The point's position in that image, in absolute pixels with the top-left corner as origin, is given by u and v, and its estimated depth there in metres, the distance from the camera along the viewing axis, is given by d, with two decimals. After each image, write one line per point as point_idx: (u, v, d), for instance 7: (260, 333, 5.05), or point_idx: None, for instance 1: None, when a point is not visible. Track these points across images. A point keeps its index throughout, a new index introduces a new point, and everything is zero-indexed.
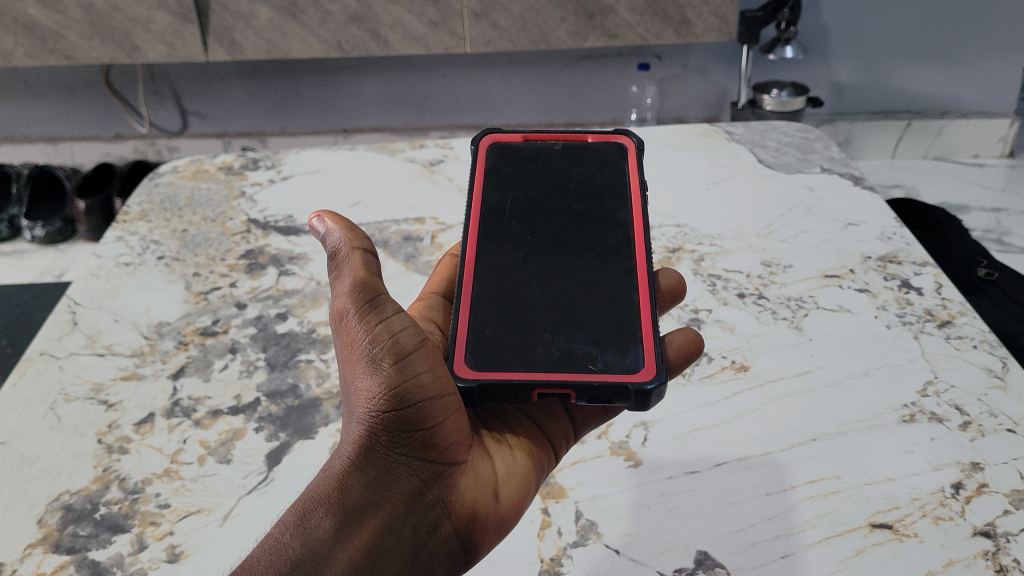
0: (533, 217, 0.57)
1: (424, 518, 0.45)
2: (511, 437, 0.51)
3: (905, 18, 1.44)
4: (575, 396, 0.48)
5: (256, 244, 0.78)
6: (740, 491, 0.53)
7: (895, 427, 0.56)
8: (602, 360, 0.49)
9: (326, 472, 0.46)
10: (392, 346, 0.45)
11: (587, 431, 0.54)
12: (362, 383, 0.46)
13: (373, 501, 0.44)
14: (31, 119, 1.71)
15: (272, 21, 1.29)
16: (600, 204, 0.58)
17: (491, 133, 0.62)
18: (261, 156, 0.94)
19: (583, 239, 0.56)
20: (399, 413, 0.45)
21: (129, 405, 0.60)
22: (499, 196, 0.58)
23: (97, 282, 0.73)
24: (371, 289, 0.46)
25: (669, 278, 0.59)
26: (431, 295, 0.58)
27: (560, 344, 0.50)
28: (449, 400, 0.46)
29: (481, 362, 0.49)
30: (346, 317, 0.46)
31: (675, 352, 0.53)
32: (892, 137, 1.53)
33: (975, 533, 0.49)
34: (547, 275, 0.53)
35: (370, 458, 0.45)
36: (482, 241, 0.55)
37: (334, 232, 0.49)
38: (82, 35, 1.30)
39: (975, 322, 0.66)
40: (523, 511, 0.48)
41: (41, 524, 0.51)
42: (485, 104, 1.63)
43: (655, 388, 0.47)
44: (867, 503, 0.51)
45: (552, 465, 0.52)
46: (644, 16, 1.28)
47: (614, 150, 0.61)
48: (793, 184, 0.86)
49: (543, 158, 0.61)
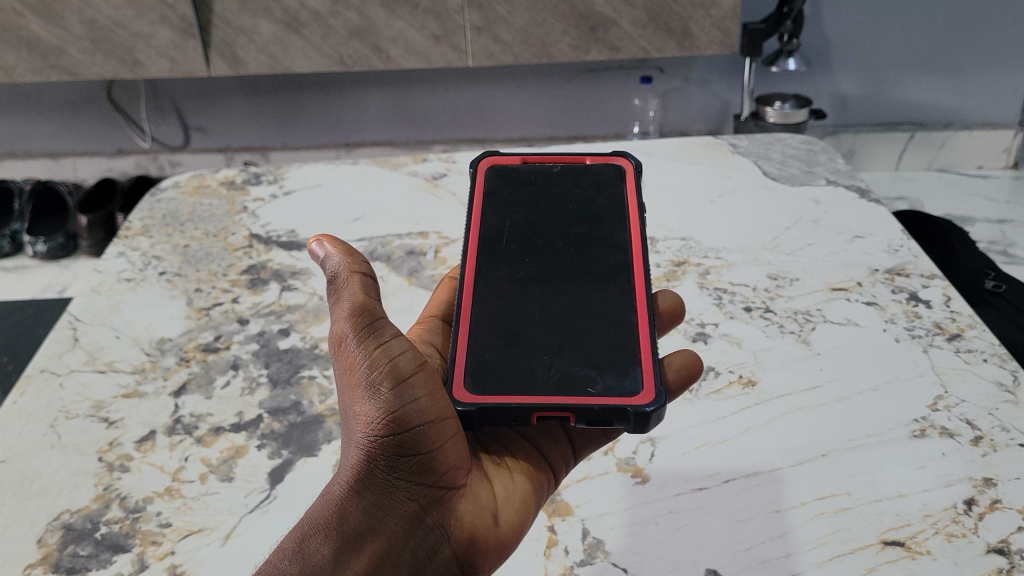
0: (532, 240, 0.56)
1: (423, 543, 0.44)
2: (511, 460, 0.50)
3: (906, 29, 1.45)
4: (575, 419, 0.47)
5: (258, 259, 0.78)
6: (750, 508, 0.52)
7: (906, 442, 0.55)
8: (602, 383, 0.48)
9: (324, 497, 0.45)
10: (390, 371, 0.45)
11: (588, 452, 0.53)
12: (361, 409, 0.45)
13: (372, 527, 0.43)
14: (34, 135, 1.72)
15: (275, 35, 1.30)
16: (599, 226, 0.57)
17: (490, 155, 0.62)
18: (263, 171, 0.94)
19: (582, 262, 0.55)
20: (397, 437, 0.44)
21: (130, 423, 0.59)
22: (498, 218, 0.58)
23: (98, 298, 0.73)
24: (371, 313, 0.46)
25: (668, 300, 0.58)
26: (430, 318, 0.57)
27: (559, 367, 0.49)
28: (447, 423, 0.45)
29: (479, 385, 0.48)
30: (345, 341, 0.46)
31: (674, 374, 0.52)
32: (896, 148, 1.52)
33: (989, 550, 0.48)
34: (546, 297, 0.53)
35: (369, 483, 0.44)
36: (481, 263, 0.55)
37: (334, 256, 0.48)
38: (85, 51, 1.30)
39: (985, 335, 0.65)
40: (523, 535, 0.47)
41: (41, 544, 0.51)
42: (486, 118, 1.63)
43: (654, 411, 0.46)
44: (878, 520, 0.50)
45: (552, 488, 0.51)
46: (647, 29, 1.29)
47: (613, 172, 0.61)
48: (799, 197, 0.85)
49: (542, 180, 0.60)
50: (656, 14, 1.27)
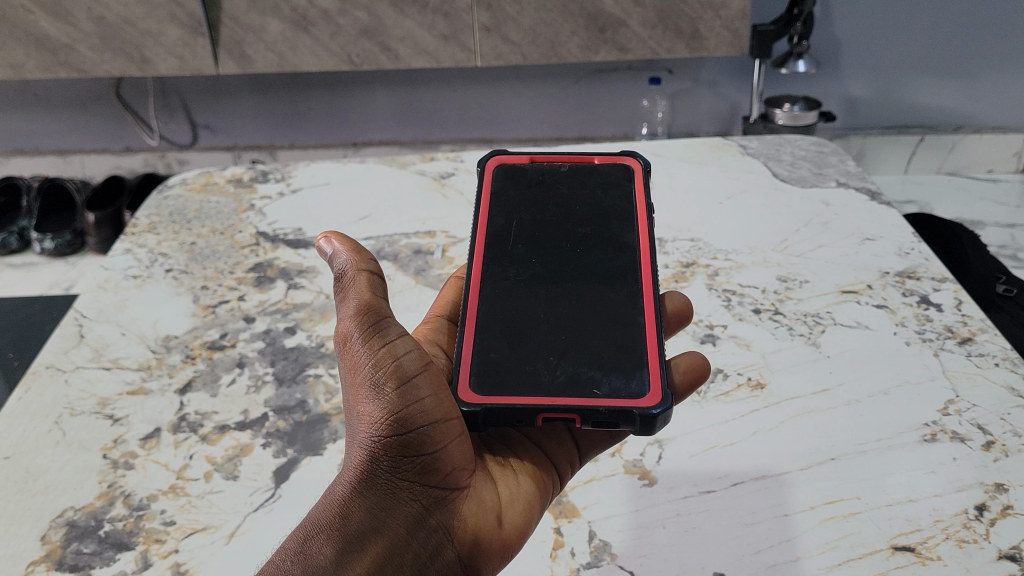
0: (539, 240, 0.56)
1: (426, 544, 0.44)
2: (515, 461, 0.50)
3: (916, 31, 1.44)
4: (580, 421, 0.46)
5: (265, 257, 0.78)
6: (758, 511, 0.51)
7: (917, 446, 0.55)
8: (608, 384, 0.47)
9: (327, 496, 0.44)
10: (395, 370, 0.44)
11: (593, 454, 0.53)
12: (365, 409, 0.45)
13: (374, 527, 0.43)
14: (43, 132, 1.73)
15: (283, 33, 1.30)
16: (606, 227, 0.57)
17: (497, 155, 0.61)
18: (270, 168, 0.94)
19: (589, 263, 0.55)
20: (401, 438, 0.44)
21: (135, 420, 0.59)
22: (504, 219, 0.57)
23: (105, 295, 0.73)
24: (376, 312, 0.45)
25: (675, 302, 0.58)
26: (435, 319, 0.57)
27: (565, 368, 0.48)
28: (452, 424, 0.45)
29: (485, 386, 0.47)
30: (350, 340, 0.45)
31: (681, 376, 0.51)
32: (905, 152, 1.51)
33: (1001, 556, 0.47)
34: (552, 298, 0.52)
35: (372, 483, 0.44)
36: (488, 263, 0.54)
37: (342, 254, 0.48)
38: (94, 48, 1.30)
39: (997, 339, 0.64)
40: (527, 537, 0.47)
41: (45, 541, 0.50)
42: (495, 118, 1.63)
43: (660, 413, 0.45)
44: (889, 525, 0.50)
45: (557, 490, 0.51)
46: (656, 30, 1.28)
47: (620, 173, 0.61)
48: (809, 198, 0.85)
49: (550, 180, 0.60)
50: (665, 15, 1.27)
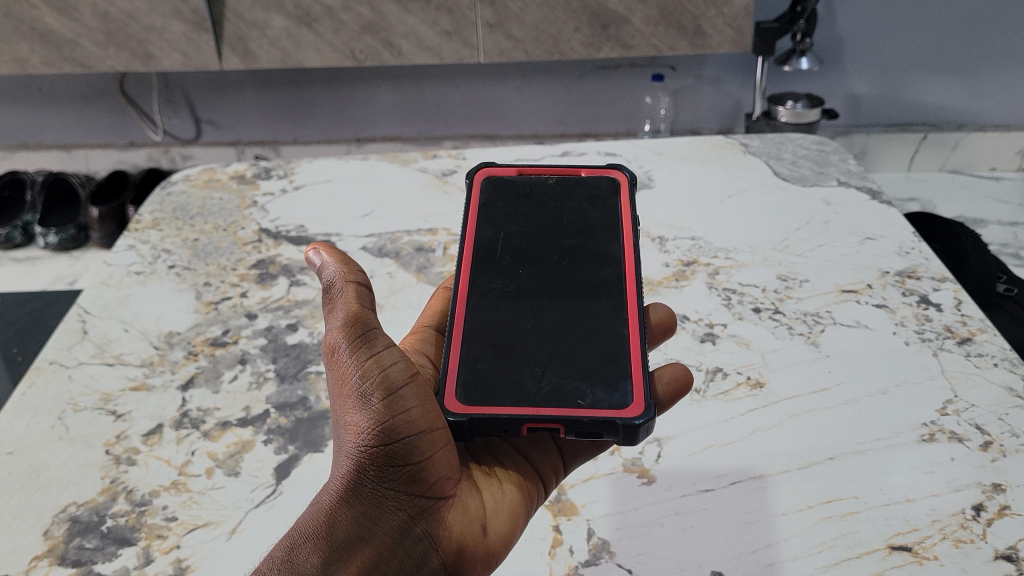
0: (526, 252, 0.56)
1: (412, 553, 0.44)
2: (501, 470, 0.50)
3: (919, 28, 1.43)
4: (565, 431, 0.47)
5: (267, 253, 0.78)
6: (755, 511, 0.51)
7: (915, 446, 0.55)
8: (592, 395, 0.48)
9: (314, 506, 0.45)
10: (382, 381, 0.45)
11: (580, 462, 0.53)
12: (352, 419, 0.45)
13: (361, 536, 0.44)
14: (47, 127, 1.73)
15: (286, 30, 1.30)
16: (591, 239, 0.57)
17: (486, 167, 0.61)
18: (273, 165, 0.94)
19: (574, 274, 0.55)
20: (387, 448, 0.44)
21: (137, 416, 0.59)
22: (492, 230, 0.58)
23: (108, 291, 0.73)
24: (363, 323, 0.46)
25: (660, 313, 0.57)
26: (423, 328, 0.57)
27: (549, 378, 0.49)
28: (438, 434, 0.45)
29: (470, 396, 0.48)
30: (338, 351, 0.46)
31: (664, 387, 0.52)
32: (908, 149, 1.51)
33: (997, 556, 0.47)
34: (538, 310, 0.52)
35: (359, 492, 0.44)
36: (475, 274, 0.55)
37: (330, 265, 0.48)
38: (98, 44, 1.31)
39: (996, 339, 0.64)
40: (512, 545, 0.47)
41: (47, 536, 0.51)
42: (497, 115, 1.63)
43: (643, 423, 0.46)
44: (886, 524, 0.50)
45: (542, 499, 0.50)
46: (659, 27, 1.28)
47: (607, 185, 0.61)
48: (810, 198, 0.85)
49: (538, 193, 0.60)
50: (668, 12, 1.26)
